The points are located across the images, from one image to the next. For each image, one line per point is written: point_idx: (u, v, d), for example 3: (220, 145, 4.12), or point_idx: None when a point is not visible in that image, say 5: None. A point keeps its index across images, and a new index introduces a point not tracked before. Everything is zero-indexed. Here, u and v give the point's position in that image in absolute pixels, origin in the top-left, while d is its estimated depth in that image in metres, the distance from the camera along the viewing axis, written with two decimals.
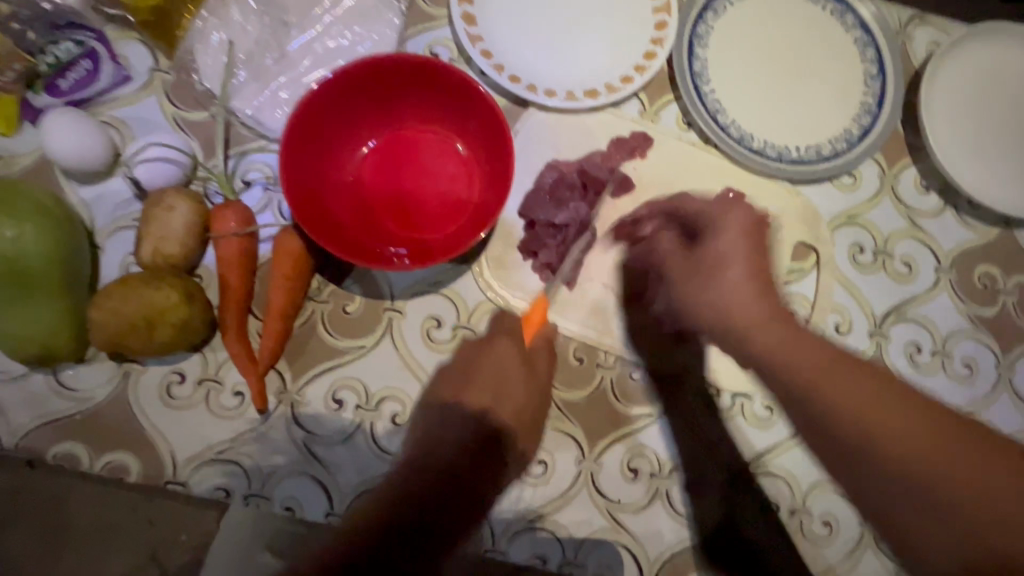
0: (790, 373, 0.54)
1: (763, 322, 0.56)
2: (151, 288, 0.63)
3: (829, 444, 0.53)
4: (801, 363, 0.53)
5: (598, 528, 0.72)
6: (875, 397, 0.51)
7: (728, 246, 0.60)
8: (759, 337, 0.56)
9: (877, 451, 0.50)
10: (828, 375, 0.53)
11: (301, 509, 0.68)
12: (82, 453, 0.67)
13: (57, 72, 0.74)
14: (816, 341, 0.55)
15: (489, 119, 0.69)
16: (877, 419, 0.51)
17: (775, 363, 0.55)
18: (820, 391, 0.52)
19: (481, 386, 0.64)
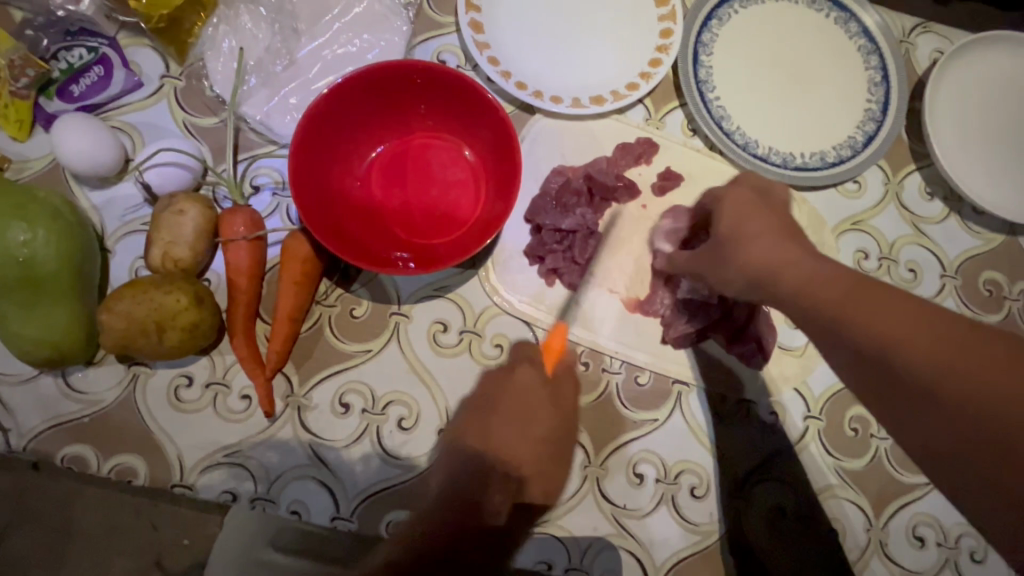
0: (815, 296, 0.50)
1: (792, 263, 0.52)
2: (161, 291, 0.63)
3: (870, 360, 0.46)
4: (824, 286, 0.50)
5: (604, 533, 0.72)
6: (925, 323, 0.45)
7: (749, 209, 0.58)
8: (785, 273, 0.52)
9: (939, 372, 0.43)
10: (857, 297, 0.48)
11: (307, 513, 0.69)
12: (90, 456, 0.68)
13: (69, 78, 0.75)
14: (843, 268, 0.51)
15: (498, 126, 0.70)
16: (920, 332, 0.45)
17: (799, 292, 0.51)
18: (851, 311, 0.48)
19: (505, 416, 0.67)
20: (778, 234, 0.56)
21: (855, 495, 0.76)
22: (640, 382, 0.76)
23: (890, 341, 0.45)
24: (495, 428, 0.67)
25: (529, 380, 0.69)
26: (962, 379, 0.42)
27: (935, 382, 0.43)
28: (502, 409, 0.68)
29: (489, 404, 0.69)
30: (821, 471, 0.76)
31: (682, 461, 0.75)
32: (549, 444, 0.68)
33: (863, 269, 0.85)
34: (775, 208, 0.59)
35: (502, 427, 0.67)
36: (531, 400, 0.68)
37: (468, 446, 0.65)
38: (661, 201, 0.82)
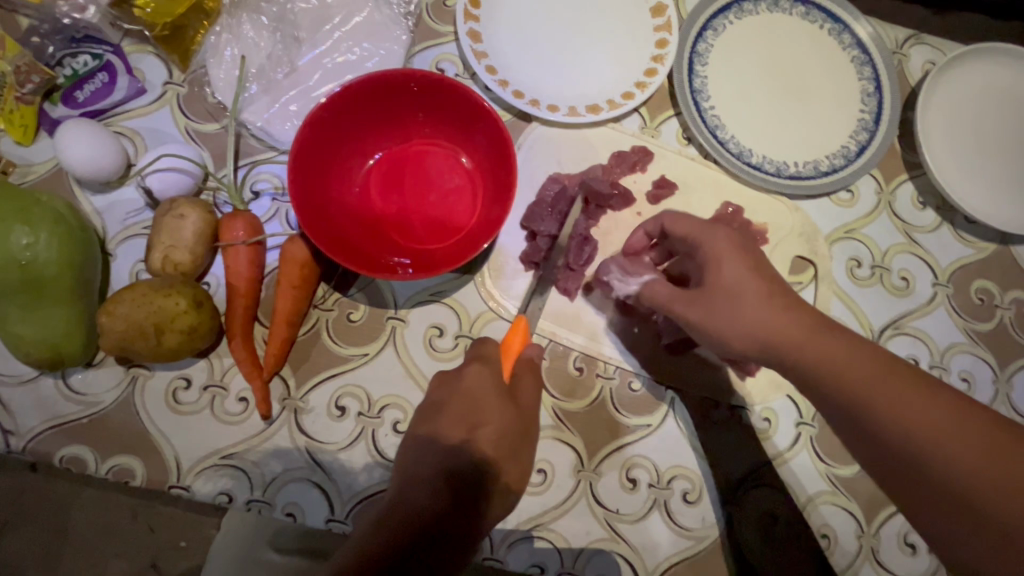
0: (813, 370, 0.56)
1: (786, 328, 0.57)
2: (161, 295, 0.64)
3: (863, 433, 0.53)
4: (822, 359, 0.55)
5: (596, 538, 0.73)
6: (913, 400, 0.52)
7: (742, 272, 0.60)
8: (789, 345, 0.57)
9: (915, 440, 0.50)
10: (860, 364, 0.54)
11: (302, 515, 0.69)
12: (88, 457, 0.68)
13: (73, 84, 0.76)
14: (838, 338, 0.56)
15: (494, 134, 0.71)
16: (908, 410, 0.51)
17: (799, 364, 0.56)
18: (849, 386, 0.54)
19: (454, 417, 0.62)
20: (771, 303, 0.58)
21: (846, 502, 0.76)
22: (633, 387, 0.77)
23: (883, 418, 0.52)
24: (444, 424, 0.62)
25: (481, 377, 0.64)
26: (945, 456, 0.49)
27: (921, 458, 0.50)
28: (452, 407, 0.63)
29: (440, 404, 0.64)
30: (813, 477, 0.77)
31: (675, 466, 0.75)
32: (507, 440, 0.62)
33: (856, 277, 0.85)
34: (764, 271, 0.60)
35: (449, 420, 0.62)
36: (482, 395, 0.63)
37: (419, 448, 0.60)
38: (655, 208, 0.83)
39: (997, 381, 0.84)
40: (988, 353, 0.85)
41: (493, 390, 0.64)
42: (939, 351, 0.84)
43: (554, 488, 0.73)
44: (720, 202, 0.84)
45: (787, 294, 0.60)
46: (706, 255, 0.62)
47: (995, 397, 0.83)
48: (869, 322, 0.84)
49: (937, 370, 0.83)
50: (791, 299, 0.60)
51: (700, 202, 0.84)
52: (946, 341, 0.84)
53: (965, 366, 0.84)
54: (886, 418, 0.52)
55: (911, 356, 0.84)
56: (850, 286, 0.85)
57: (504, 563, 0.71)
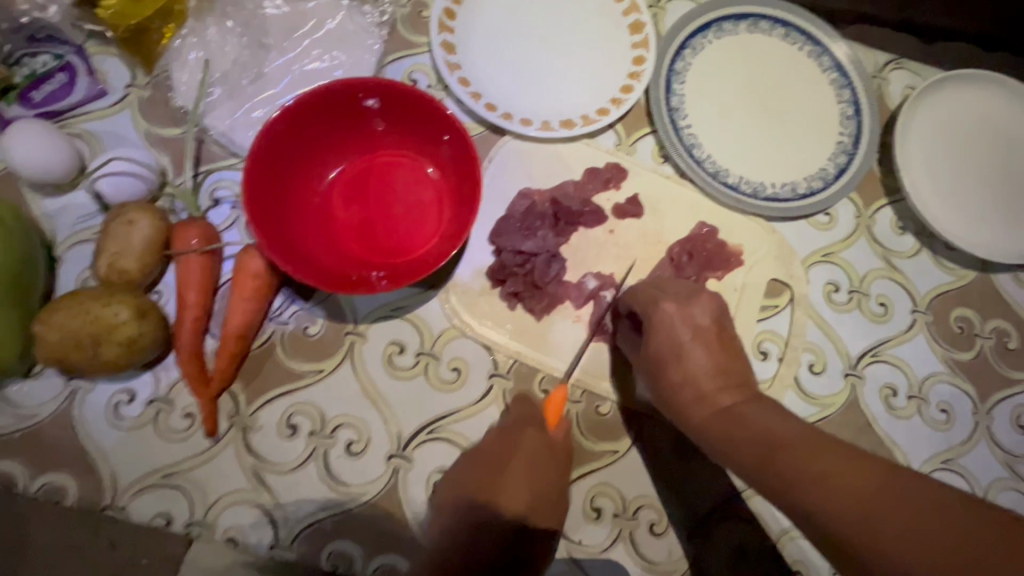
0: (743, 452, 0.54)
1: (721, 409, 0.57)
2: (103, 303, 0.61)
3: (798, 513, 0.48)
4: (755, 438, 0.53)
5: (558, 570, 0.69)
6: (843, 472, 0.47)
7: (683, 338, 0.61)
8: (716, 421, 0.57)
9: (850, 520, 0.44)
10: (783, 446, 0.51)
11: (245, 539, 0.65)
12: (20, 473, 0.65)
13: (31, 84, 0.74)
14: (780, 419, 0.54)
15: (461, 146, 0.69)
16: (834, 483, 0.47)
17: (729, 445, 0.55)
18: (775, 464, 0.51)
19: (516, 480, 0.62)
20: (715, 377, 0.59)
21: None
22: (601, 412, 0.74)
23: (812, 492, 0.47)
24: (507, 483, 0.62)
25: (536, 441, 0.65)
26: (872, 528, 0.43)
27: (849, 536, 0.44)
28: (517, 464, 0.63)
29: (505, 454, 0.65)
30: None
31: (642, 496, 0.72)
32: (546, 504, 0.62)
33: (833, 302, 0.83)
34: (709, 337, 0.61)
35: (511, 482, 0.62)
36: (544, 461, 0.63)
37: (479, 506, 0.61)
38: (627, 226, 0.81)
39: (977, 413, 0.81)
40: (967, 383, 0.82)
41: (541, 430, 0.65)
42: (917, 380, 0.82)
43: None
44: (694, 222, 0.82)
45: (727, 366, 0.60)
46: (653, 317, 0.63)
47: (975, 429, 0.81)
48: (846, 348, 0.82)
49: (916, 400, 0.81)
50: (735, 368, 0.60)
51: (675, 221, 0.82)
52: (925, 369, 0.82)
53: (944, 396, 0.81)
54: (810, 490, 0.48)
55: (890, 385, 0.81)
56: (828, 311, 0.83)
57: None
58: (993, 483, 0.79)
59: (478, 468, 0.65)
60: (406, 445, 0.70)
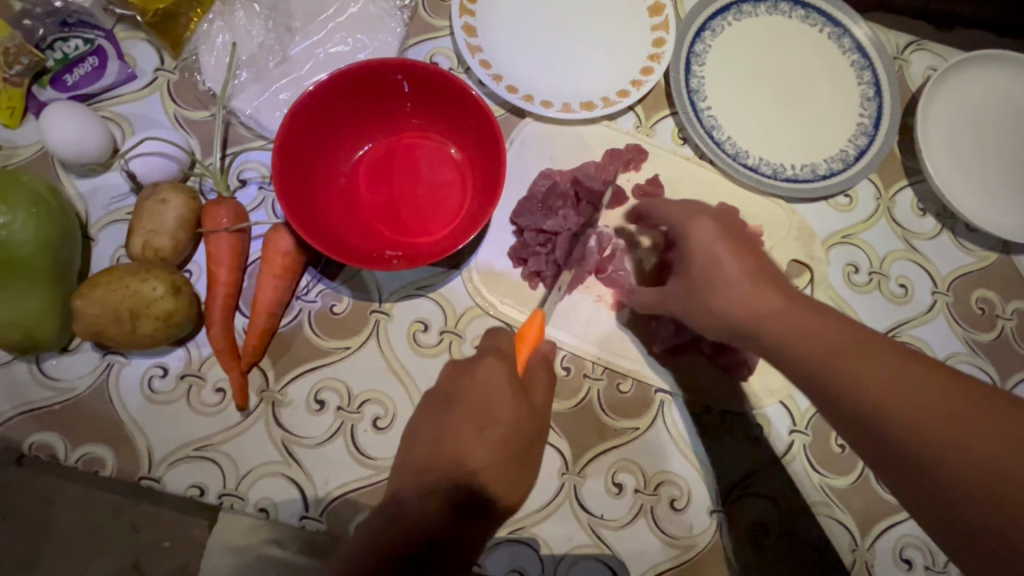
0: (796, 351, 0.53)
1: (774, 318, 0.55)
2: (138, 279, 0.63)
3: (844, 412, 0.49)
4: (808, 336, 0.52)
5: (580, 543, 0.70)
6: (902, 375, 0.48)
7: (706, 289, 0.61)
8: (769, 318, 0.55)
9: (901, 417, 0.46)
10: (838, 348, 0.51)
11: (276, 510, 0.67)
12: (58, 444, 0.67)
13: (63, 68, 0.75)
14: (828, 320, 0.53)
15: (485, 127, 0.69)
16: (892, 385, 0.47)
17: (783, 343, 0.54)
18: (831, 365, 0.50)
19: (463, 418, 0.58)
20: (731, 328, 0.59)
21: (841, 514, 0.74)
22: (622, 389, 0.75)
23: (865, 391, 0.48)
24: (456, 435, 0.58)
25: (493, 381, 0.59)
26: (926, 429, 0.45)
27: (898, 432, 0.46)
28: (458, 414, 0.59)
29: (451, 401, 0.60)
30: (809, 486, 0.74)
31: (663, 472, 0.73)
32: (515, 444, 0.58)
33: (853, 283, 0.84)
34: None
35: (463, 432, 0.58)
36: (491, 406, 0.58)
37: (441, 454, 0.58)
38: None
39: None
40: (988, 364, 0.82)
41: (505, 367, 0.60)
42: (938, 361, 0.82)
43: (538, 489, 0.71)
44: (714, 203, 0.83)
45: None
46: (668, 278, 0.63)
47: None
48: None
49: None
50: None
51: (695, 203, 0.82)
52: (945, 350, 0.82)
53: None
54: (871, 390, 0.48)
55: None
56: (848, 293, 0.83)
57: (482, 567, 0.68)
58: None
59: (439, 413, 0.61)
60: None
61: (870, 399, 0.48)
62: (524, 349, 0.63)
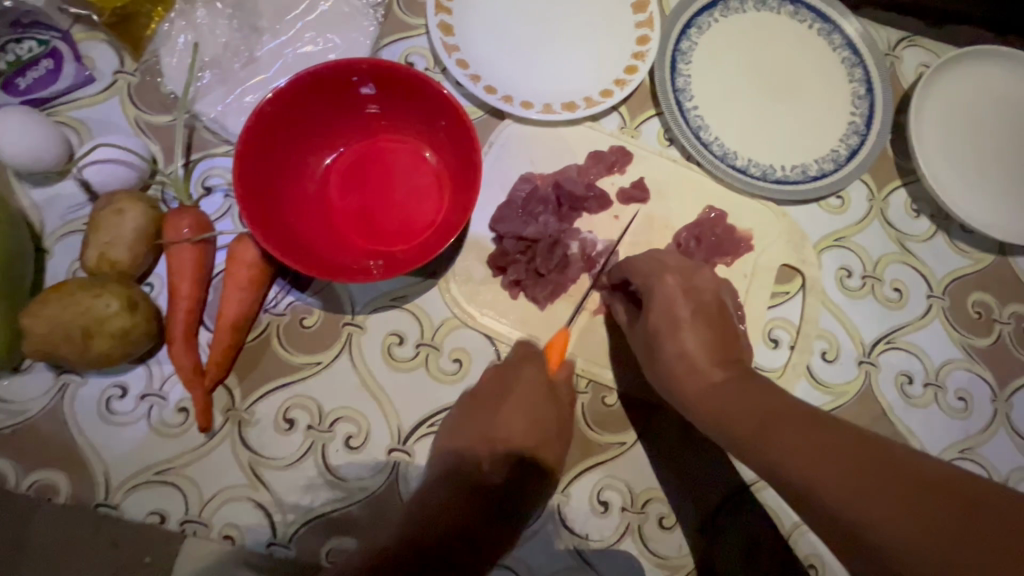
0: (733, 426, 0.52)
1: (715, 388, 0.55)
2: (91, 294, 0.59)
3: (781, 482, 0.48)
4: (770, 428, 0.50)
5: (564, 566, 0.67)
6: (921, 504, 0.40)
7: (681, 314, 0.59)
8: (774, 436, 0.49)
9: (827, 485, 0.44)
10: (770, 420, 0.50)
11: (242, 537, 0.63)
12: (9, 471, 0.63)
13: (15, 71, 0.71)
14: (772, 394, 0.53)
15: (459, 128, 0.66)
16: (818, 454, 0.46)
17: (720, 417, 0.54)
18: (764, 438, 0.49)
19: (513, 412, 0.66)
20: (710, 354, 0.58)
21: None
22: (607, 402, 0.72)
23: (794, 462, 0.46)
24: (504, 420, 0.67)
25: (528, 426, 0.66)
26: (855, 496, 0.42)
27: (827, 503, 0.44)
28: (511, 407, 0.67)
29: (492, 438, 0.66)
30: None
31: (651, 489, 0.70)
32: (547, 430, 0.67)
33: (846, 288, 0.81)
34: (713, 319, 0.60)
35: (514, 415, 0.66)
36: (536, 398, 0.67)
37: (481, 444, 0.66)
38: (632, 211, 0.78)
39: (996, 401, 0.79)
40: (986, 370, 0.80)
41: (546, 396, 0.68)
42: (934, 367, 0.79)
43: None
44: (701, 207, 0.80)
45: (729, 348, 0.59)
46: (653, 294, 0.62)
47: (994, 417, 0.78)
48: (860, 335, 0.79)
49: (932, 388, 0.78)
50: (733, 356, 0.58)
51: (682, 206, 0.79)
52: (941, 356, 0.80)
53: (962, 383, 0.79)
54: (879, 521, 0.40)
55: (905, 372, 0.79)
56: (840, 298, 0.80)
57: None
58: (1013, 473, 0.77)
59: (479, 415, 0.67)
60: (406, 439, 0.68)
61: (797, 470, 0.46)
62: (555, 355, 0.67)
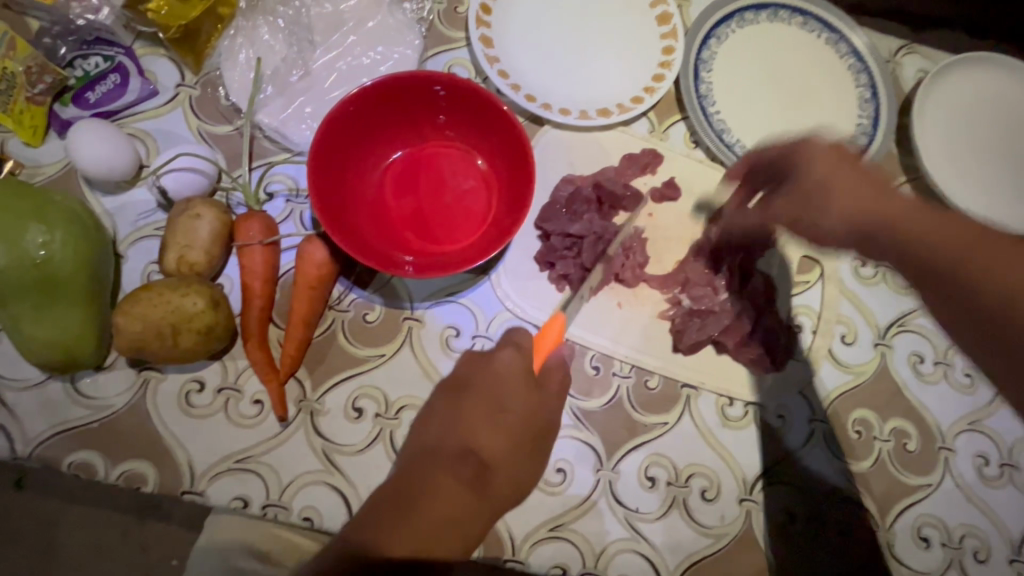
0: (892, 229, 0.56)
1: (867, 196, 0.57)
2: (178, 293, 0.64)
3: (923, 259, 0.54)
4: (935, 230, 0.54)
5: (618, 538, 0.72)
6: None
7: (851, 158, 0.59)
8: (954, 247, 0.53)
9: (1002, 290, 0.49)
10: (947, 234, 0.54)
11: (320, 519, 0.68)
12: (98, 463, 0.66)
13: (85, 85, 0.76)
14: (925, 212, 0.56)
15: (513, 136, 0.71)
16: (1014, 266, 0.50)
17: (860, 186, 0.58)
18: (931, 255, 0.54)
19: (475, 406, 0.61)
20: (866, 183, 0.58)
21: (860, 497, 0.77)
22: (650, 385, 0.77)
23: (975, 271, 0.51)
24: (469, 419, 0.61)
25: (450, 487, 0.54)
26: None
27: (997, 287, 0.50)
28: (473, 401, 0.62)
29: (408, 486, 0.54)
30: (831, 471, 0.78)
31: (692, 464, 0.75)
32: (524, 433, 0.62)
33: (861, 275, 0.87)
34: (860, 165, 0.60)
35: (476, 417, 0.61)
36: (502, 392, 0.62)
37: (431, 451, 0.58)
38: (664, 209, 0.84)
39: None
40: None
41: (491, 427, 0.60)
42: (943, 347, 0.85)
43: (575, 487, 0.72)
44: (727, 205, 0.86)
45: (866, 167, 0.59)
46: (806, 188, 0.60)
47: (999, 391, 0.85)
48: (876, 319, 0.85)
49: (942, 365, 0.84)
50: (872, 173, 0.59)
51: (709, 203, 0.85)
52: None
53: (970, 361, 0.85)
54: None
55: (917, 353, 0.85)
56: (856, 285, 0.87)
57: (525, 565, 0.70)
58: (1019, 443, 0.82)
59: (457, 401, 0.63)
60: None
61: (973, 276, 0.51)
62: (538, 358, 0.66)
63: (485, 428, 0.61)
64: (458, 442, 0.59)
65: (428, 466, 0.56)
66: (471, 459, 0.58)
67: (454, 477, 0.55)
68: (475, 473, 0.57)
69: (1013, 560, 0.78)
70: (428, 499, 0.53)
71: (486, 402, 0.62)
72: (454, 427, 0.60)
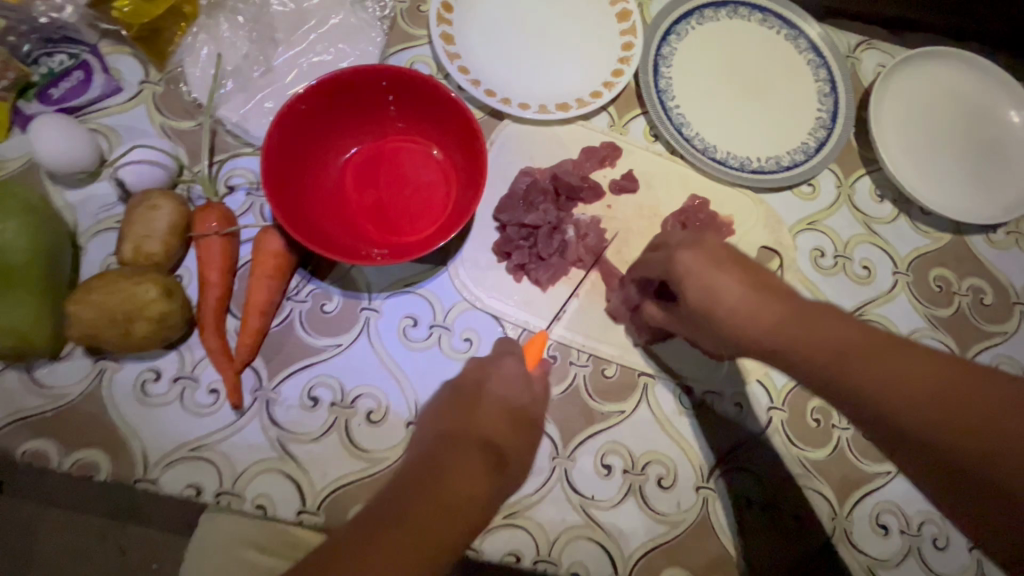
0: (785, 347, 0.56)
1: (752, 311, 0.58)
2: (132, 282, 0.65)
3: (835, 391, 0.54)
4: (824, 351, 0.54)
5: (572, 525, 0.72)
6: (920, 378, 0.51)
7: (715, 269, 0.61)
8: (853, 370, 0.53)
9: (897, 408, 0.50)
10: (835, 349, 0.54)
11: (274, 507, 0.68)
12: (52, 451, 0.67)
13: (48, 82, 0.77)
14: (838, 325, 0.56)
15: (466, 127, 0.73)
16: (907, 386, 0.50)
17: (753, 317, 0.58)
18: (841, 371, 0.53)
19: (488, 410, 0.64)
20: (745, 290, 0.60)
21: (818, 484, 0.77)
22: (607, 374, 0.78)
23: (869, 389, 0.52)
24: (478, 416, 0.64)
25: (471, 466, 0.57)
26: (917, 412, 0.50)
27: (892, 412, 0.51)
28: (485, 399, 0.66)
29: (431, 469, 0.56)
30: (789, 460, 0.78)
31: (649, 453, 0.76)
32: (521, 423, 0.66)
33: (820, 267, 0.88)
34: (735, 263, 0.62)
35: (482, 416, 0.64)
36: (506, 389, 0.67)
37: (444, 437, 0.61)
38: (623, 201, 0.85)
39: None
40: (949, 338, 0.87)
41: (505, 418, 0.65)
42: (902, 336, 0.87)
43: (530, 475, 0.73)
44: (686, 197, 0.87)
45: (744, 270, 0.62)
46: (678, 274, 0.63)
47: None
48: None
49: None
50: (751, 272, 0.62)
51: (668, 195, 0.87)
52: (909, 326, 0.87)
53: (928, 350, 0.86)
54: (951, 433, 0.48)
55: None
56: (816, 275, 0.88)
57: (480, 552, 0.70)
58: None
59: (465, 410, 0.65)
60: None
61: (868, 394, 0.52)
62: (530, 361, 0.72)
63: (491, 419, 0.64)
64: (474, 431, 0.62)
65: (450, 451, 0.58)
66: (492, 447, 0.61)
67: (471, 458, 0.58)
68: (490, 458, 0.60)
69: (972, 547, 0.78)
70: (442, 485, 0.54)
71: (493, 400, 0.66)
72: (465, 420, 0.63)
